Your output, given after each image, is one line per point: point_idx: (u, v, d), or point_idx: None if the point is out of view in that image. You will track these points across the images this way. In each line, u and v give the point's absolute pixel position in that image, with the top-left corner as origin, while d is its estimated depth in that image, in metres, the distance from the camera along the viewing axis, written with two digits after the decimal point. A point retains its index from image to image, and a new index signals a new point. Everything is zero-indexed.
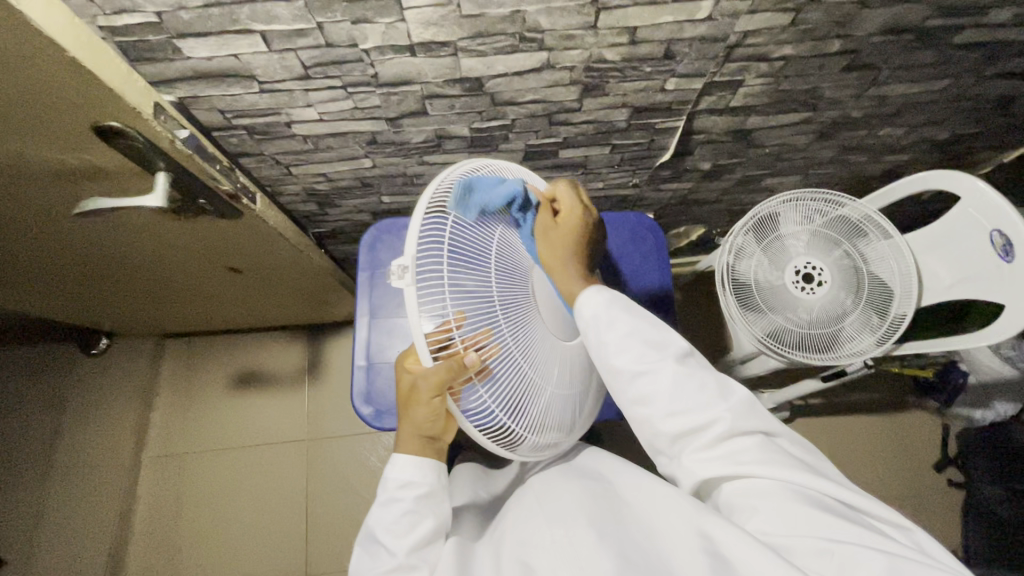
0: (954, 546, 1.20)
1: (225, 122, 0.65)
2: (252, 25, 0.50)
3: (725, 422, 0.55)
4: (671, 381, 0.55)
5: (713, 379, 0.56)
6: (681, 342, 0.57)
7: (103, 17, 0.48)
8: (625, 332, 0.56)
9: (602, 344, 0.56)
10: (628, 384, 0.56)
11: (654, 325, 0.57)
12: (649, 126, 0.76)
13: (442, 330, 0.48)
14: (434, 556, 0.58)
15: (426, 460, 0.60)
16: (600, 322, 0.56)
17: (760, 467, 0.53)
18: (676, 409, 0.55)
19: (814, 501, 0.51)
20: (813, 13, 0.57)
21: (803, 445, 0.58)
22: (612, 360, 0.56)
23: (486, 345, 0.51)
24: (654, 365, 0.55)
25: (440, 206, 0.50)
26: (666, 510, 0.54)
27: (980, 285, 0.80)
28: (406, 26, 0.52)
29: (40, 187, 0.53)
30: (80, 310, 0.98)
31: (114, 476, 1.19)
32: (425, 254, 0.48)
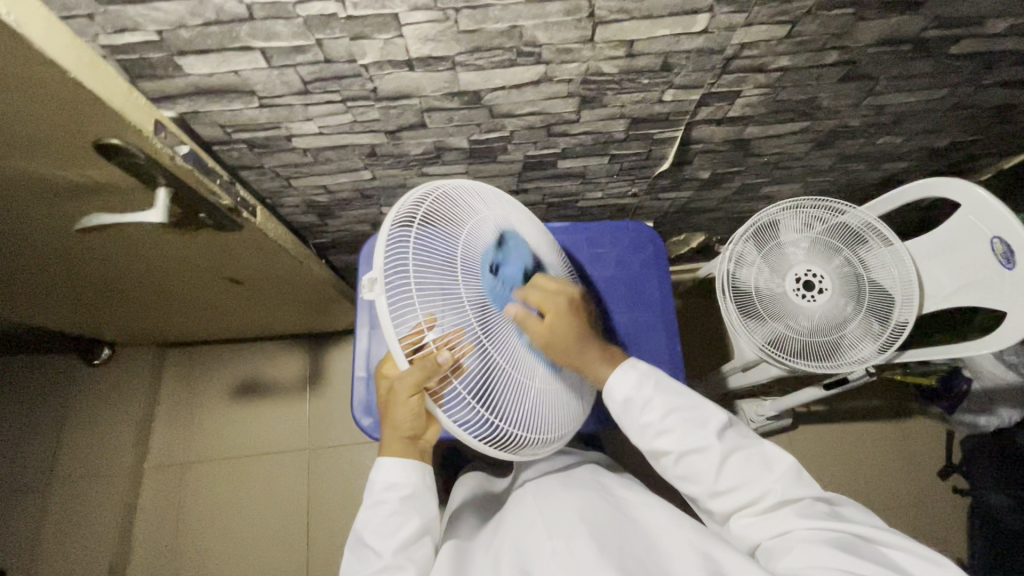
0: (960, 554, 1.19)
1: (226, 136, 0.66)
2: (252, 42, 0.51)
3: (767, 488, 0.56)
4: (715, 454, 0.58)
5: (756, 450, 0.59)
6: (721, 416, 0.61)
7: (105, 36, 0.49)
8: (664, 411, 0.60)
9: (645, 426, 0.60)
10: (674, 459, 0.60)
11: (693, 401, 0.61)
12: (648, 136, 0.76)
13: (414, 333, 0.50)
14: (423, 554, 0.57)
15: (413, 460, 0.60)
16: (639, 405, 0.60)
17: (797, 521, 0.53)
18: (718, 481, 0.58)
19: (844, 542, 0.50)
20: (810, 25, 0.58)
21: (862, 513, 0.56)
22: (654, 440, 0.60)
23: (460, 344, 0.52)
24: (697, 439, 0.58)
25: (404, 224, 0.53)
26: (671, 530, 0.55)
27: (982, 292, 0.80)
28: (404, 42, 0.53)
29: (41, 202, 0.54)
30: (82, 321, 0.99)
31: (115, 486, 1.19)
32: (390, 267, 0.51)
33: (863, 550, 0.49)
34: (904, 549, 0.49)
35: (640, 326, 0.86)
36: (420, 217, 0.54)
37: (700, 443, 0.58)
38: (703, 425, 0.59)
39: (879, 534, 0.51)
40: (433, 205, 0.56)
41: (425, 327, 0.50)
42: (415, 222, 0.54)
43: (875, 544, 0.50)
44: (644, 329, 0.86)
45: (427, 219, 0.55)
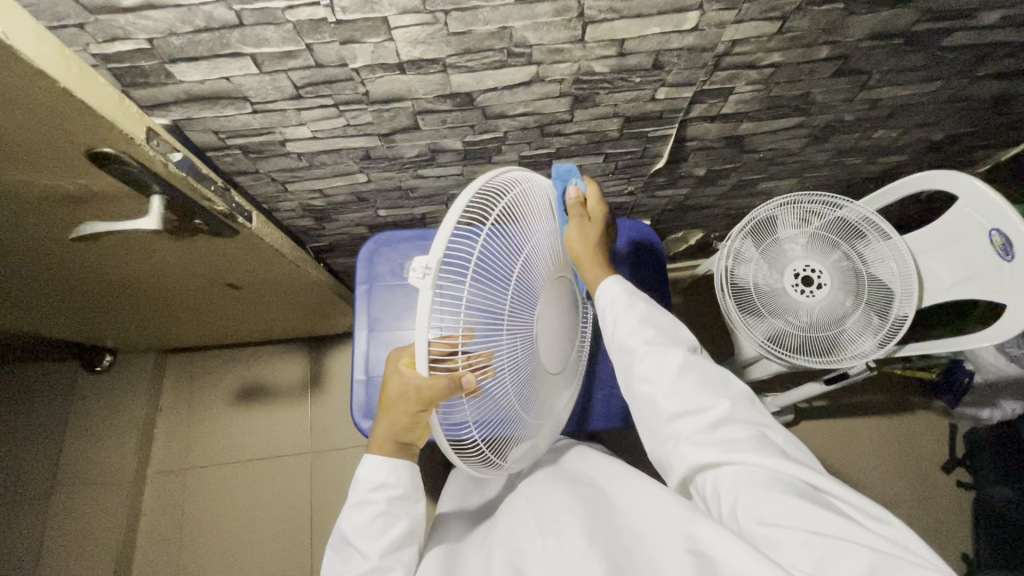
0: (963, 548, 1.18)
1: (220, 142, 0.66)
2: (243, 48, 0.51)
3: (722, 406, 0.56)
4: (679, 360, 0.58)
5: (719, 372, 0.60)
6: (689, 335, 0.62)
7: (96, 45, 0.49)
8: (638, 317, 0.61)
9: (616, 329, 0.62)
10: (636, 355, 0.59)
11: (667, 317, 0.63)
12: (641, 135, 0.76)
13: (450, 340, 0.44)
14: (407, 556, 0.58)
15: (398, 462, 0.59)
16: (619, 305, 0.62)
17: (751, 457, 0.53)
18: (679, 386, 0.57)
19: (794, 487, 0.50)
20: (799, 21, 0.58)
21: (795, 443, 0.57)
22: (626, 333, 0.60)
23: (483, 367, 0.48)
24: (664, 342, 0.59)
25: (477, 214, 0.46)
26: (653, 513, 0.53)
27: (981, 285, 0.80)
28: (395, 45, 0.53)
29: (37, 211, 0.54)
30: (83, 329, 1.00)
31: (118, 493, 1.19)
32: (452, 258, 0.44)
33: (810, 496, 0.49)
34: (842, 497, 0.50)
35: None
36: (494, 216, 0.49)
37: (669, 350, 0.59)
38: (677, 334, 0.61)
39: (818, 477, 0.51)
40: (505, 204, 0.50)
41: (462, 339, 0.45)
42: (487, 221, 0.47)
43: (812, 485, 0.51)
44: None
45: (496, 222, 0.49)
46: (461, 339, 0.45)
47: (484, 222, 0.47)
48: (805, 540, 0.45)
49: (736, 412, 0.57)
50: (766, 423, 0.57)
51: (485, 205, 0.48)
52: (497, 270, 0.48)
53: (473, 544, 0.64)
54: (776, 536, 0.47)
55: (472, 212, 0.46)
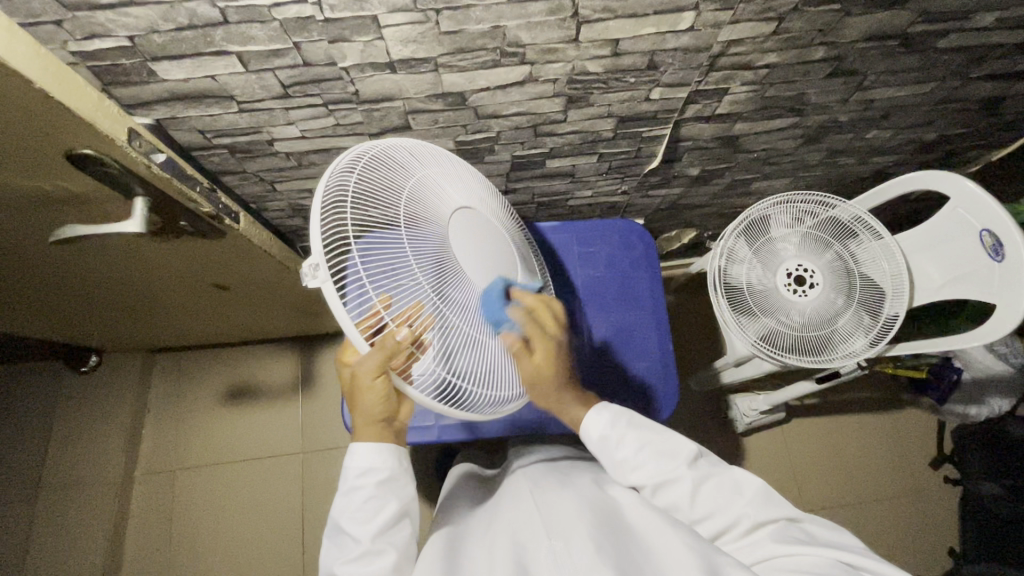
0: (951, 542, 1.20)
1: (205, 141, 0.64)
2: (228, 46, 0.50)
3: (741, 510, 0.57)
4: (689, 483, 0.59)
5: (729, 475, 0.60)
6: (689, 446, 0.63)
7: (75, 42, 0.47)
8: (636, 446, 0.62)
9: (619, 467, 0.62)
10: (649, 492, 0.61)
11: (662, 435, 0.63)
12: (636, 135, 0.75)
13: (370, 316, 0.47)
14: (400, 538, 0.57)
15: (386, 445, 0.57)
16: (614, 443, 0.62)
17: (778, 548, 0.53)
18: (695, 508, 0.59)
19: (826, 565, 0.49)
20: (795, 22, 0.57)
21: (831, 526, 0.56)
22: (630, 474, 0.61)
23: (420, 319, 0.49)
24: (667, 469, 0.60)
25: (338, 192, 0.49)
26: (665, 528, 0.54)
27: (971, 284, 0.80)
28: (385, 44, 0.51)
29: (16, 214, 0.52)
30: (67, 330, 0.98)
31: (106, 494, 1.17)
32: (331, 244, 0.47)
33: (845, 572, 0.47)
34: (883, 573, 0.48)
35: (632, 325, 0.86)
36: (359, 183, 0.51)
37: (676, 476, 0.60)
38: (677, 455, 0.61)
39: (862, 560, 0.49)
40: (370, 166, 0.52)
41: (381, 308, 0.47)
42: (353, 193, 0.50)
43: (854, 566, 0.49)
44: (636, 327, 0.86)
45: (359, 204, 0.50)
46: (381, 307, 0.48)
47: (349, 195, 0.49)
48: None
49: (755, 509, 0.57)
50: (791, 510, 0.57)
51: (342, 195, 0.49)
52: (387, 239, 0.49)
53: (472, 536, 0.62)
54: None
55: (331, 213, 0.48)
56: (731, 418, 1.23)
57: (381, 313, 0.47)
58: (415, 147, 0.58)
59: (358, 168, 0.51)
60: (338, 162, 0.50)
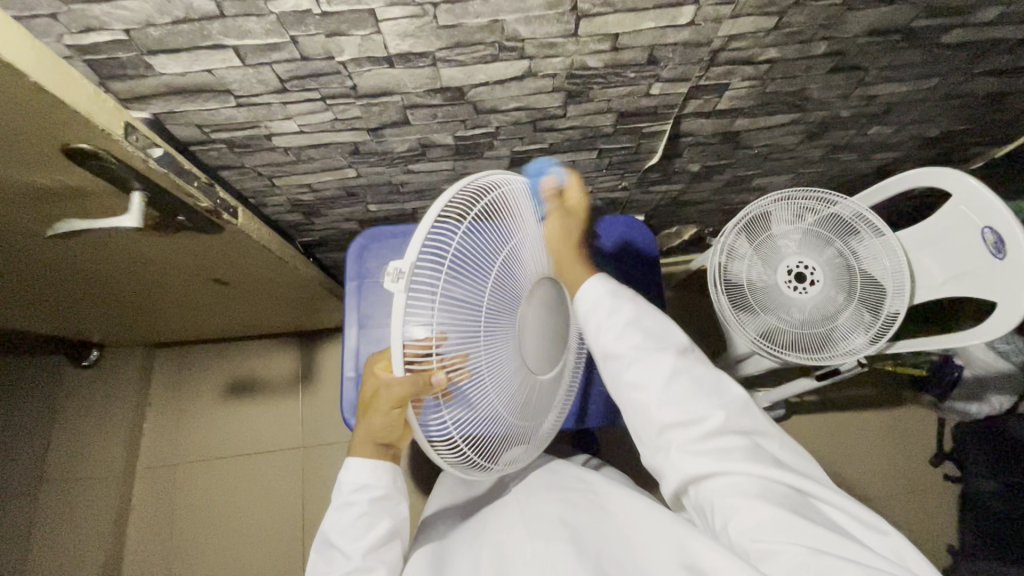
0: (948, 540, 1.20)
1: (204, 136, 0.64)
2: (225, 40, 0.49)
3: (716, 417, 0.54)
4: (670, 368, 0.56)
5: (709, 374, 0.57)
6: (682, 338, 0.59)
7: (70, 36, 0.47)
8: (627, 321, 0.58)
9: (602, 330, 0.59)
10: (626, 363, 0.57)
11: (657, 321, 0.59)
12: (635, 130, 0.75)
13: (421, 344, 0.44)
14: (391, 555, 0.56)
15: (381, 463, 0.58)
16: (605, 313, 0.59)
17: (744, 465, 0.51)
18: (669, 394, 0.55)
19: (787, 497, 0.49)
20: (797, 16, 0.57)
21: (789, 446, 0.55)
22: (612, 341, 0.57)
23: (459, 369, 0.47)
24: (653, 348, 0.57)
25: (456, 210, 0.47)
26: (647, 524, 0.55)
27: (973, 281, 0.80)
28: (382, 38, 0.51)
29: (13, 208, 0.52)
30: (67, 325, 0.98)
31: (108, 488, 1.18)
32: (426, 255, 0.45)
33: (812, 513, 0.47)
34: (831, 502, 0.50)
35: None
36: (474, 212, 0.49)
37: (660, 359, 0.56)
38: (664, 341, 0.58)
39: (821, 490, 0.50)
40: (491, 198, 0.52)
41: (434, 343, 0.44)
42: (464, 218, 0.48)
43: (806, 492, 0.51)
44: None
45: (477, 227, 0.50)
46: (434, 342, 0.44)
47: (462, 219, 0.48)
48: (799, 555, 0.44)
49: (728, 416, 0.55)
50: (760, 427, 0.55)
51: (466, 207, 0.49)
52: (479, 273, 0.49)
53: (463, 541, 0.63)
54: (772, 547, 0.45)
55: (453, 215, 0.47)
56: None
57: (432, 347, 0.44)
58: (529, 202, 0.59)
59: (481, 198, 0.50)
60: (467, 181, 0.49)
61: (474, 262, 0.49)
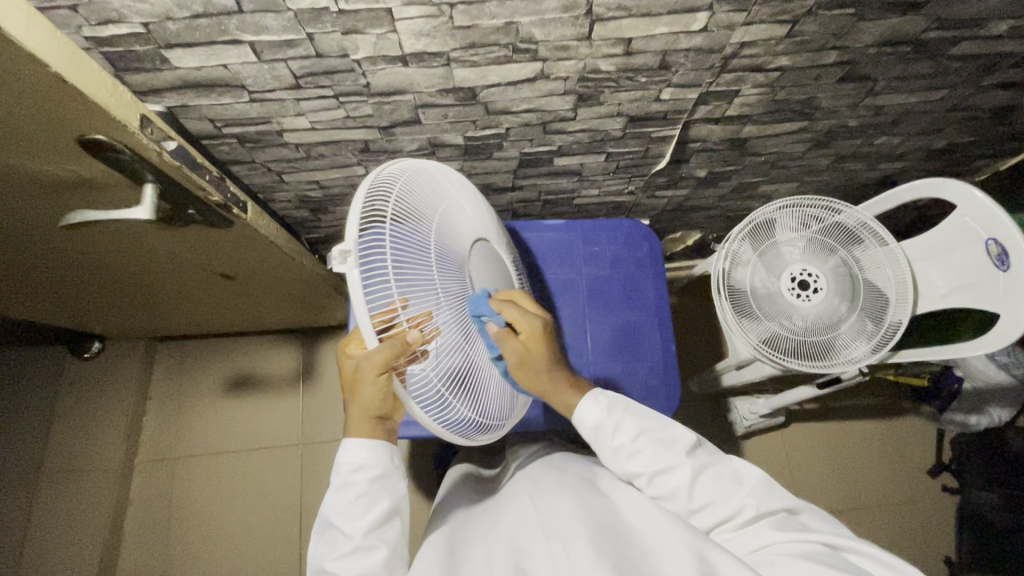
0: (945, 550, 1.20)
1: (215, 130, 0.65)
2: (242, 35, 0.50)
3: (742, 503, 0.57)
4: (687, 473, 0.58)
5: (727, 464, 0.60)
6: (688, 436, 0.61)
7: (89, 28, 0.47)
8: (636, 434, 0.60)
9: (619, 450, 0.60)
10: (647, 480, 0.59)
11: (662, 423, 0.62)
12: (644, 135, 0.75)
13: (387, 310, 0.45)
14: (392, 534, 0.57)
15: (378, 442, 0.57)
16: (611, 429, 0.60)
17: (776, 537, 0.54)
18: (694, 498, 0.58)
19: (822, 554, 0.50)
20: (809, 25, 0.57)
21: (822, 517, 0.57)
22: (627, 462, 0.60)
23: (429, 327, 0.48)
24: (667, 458, 0.58)
25: (377, 206, 0.47)
26: (663, 528, 0.54)
27: (976, 293, 0.80)
28: (398, 37, 0.51)
29: (26, 197, 0.52)
30: (72, 316, 0.98)
31: (106, 481, 1.17)
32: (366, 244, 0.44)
33: (846, 561, 0.49)
34: (866, 555, 0.50)
35: (639, 321, 0.86)
36: (395, 205, 0.49)
37: (676, 465, 0.58)
38: (675, 445, 0.60)
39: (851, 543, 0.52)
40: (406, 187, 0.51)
41: (399, 306, 0.45)
42: (390, 213, 0.47)
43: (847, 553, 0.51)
44: (639, 326, 0.86)
45: (401, 208, 0.50)
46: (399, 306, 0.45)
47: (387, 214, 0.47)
48: None
49: (753, 497, 0.57)
50: (791, 501, 0.58)
51: (386, 191, 0.48)
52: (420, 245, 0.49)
53: (469, 539, 0.61)
54: None
55: (373, 206, 0.47)
56: (730, 420, 1.23)
57: (398, 310, 0.45)
58: (453, 185, 0.58)
59: (397, 188, 0.50)
60: (378, 175, 0.49)
61: (414, 245, 0.48)
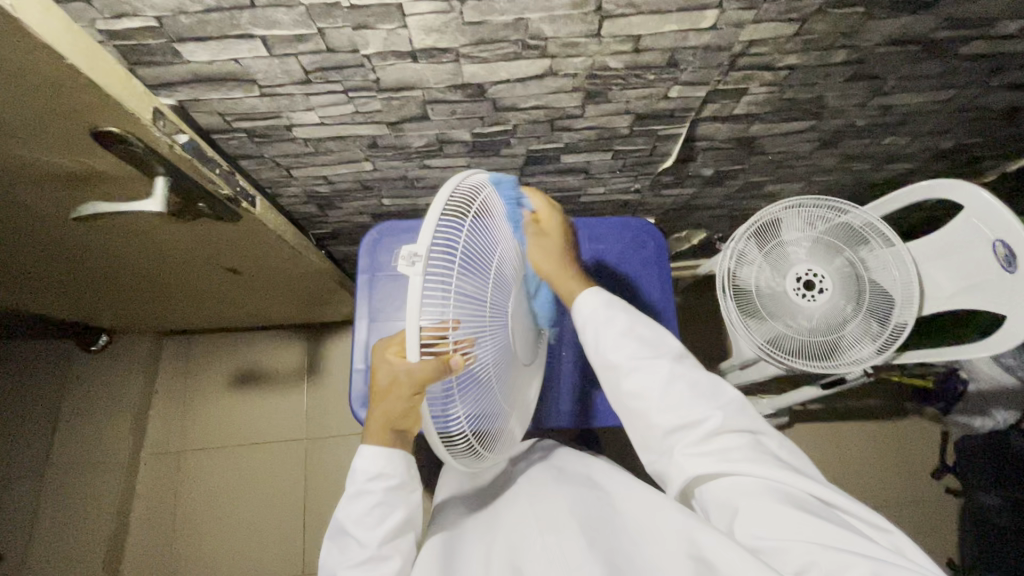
0: (948, 553, 1.20)
1: (225, 125, 0.65)
2: (253, 29, 0.50)
3: (716, 419, 0.56)
4: (668, 373, 0.57)
5: (708, 378, 0.59)
6: (674, 345, 0.60)
7: (103, 21, 0.48)
8: (624, 329, 0.59)
9: (600, 344, 0.60)
10: (624, 374, 0.58)
11: (652, 328, 0.61)
12: (651, 132, 0.75)
13: (438, 326, 0.43)
14: (405, 544, 0.57)
15: (395, 451, 0.57)
16: (601, 320, 0.60)
17: (749, 466, 0.53)
18: (669, 401, 0.56)
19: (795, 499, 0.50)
20: (818, 24, 0.57)
21: (789, 446, 0.57)
22: (609, 353, 0.59)
23: (466, 353, 0.47)
24: (652, 358, 0.58)
25: (457, 206, 0.46)
26: (653, 515, 0.53)
27: (983, 294, 0.80)
28: (408, 32, 0.52)
29: (39, 189, 0.53)
30: (79, 311, 1.00)
31: (112, 473, 1.18)
32: (439, 243, 0.43)
33: (818, 509, 0.49)
34: (846, 507, 0.50)
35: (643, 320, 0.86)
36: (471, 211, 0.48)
37: (658, 362, 0.57)
38: (661, 349, 0.59)
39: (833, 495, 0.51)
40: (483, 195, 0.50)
41: (450, 326, 0.43)
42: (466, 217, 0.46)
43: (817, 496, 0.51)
44: None
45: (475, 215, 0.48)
46: (450, 325, 0.44)
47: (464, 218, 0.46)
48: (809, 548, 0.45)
49: (728, 416, 0.57)
50: (762, 428, 0.57)
51: (467, 196, 0.47)
52: (477, 266, 0.48)
53: (472, 536, 0.62)
54: (780, 545, 0.47)
55: (451, 208, 0.45)
56: None
57: (449, 329, 0.43)
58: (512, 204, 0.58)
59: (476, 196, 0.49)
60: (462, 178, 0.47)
61: (476, 259, 0.48)
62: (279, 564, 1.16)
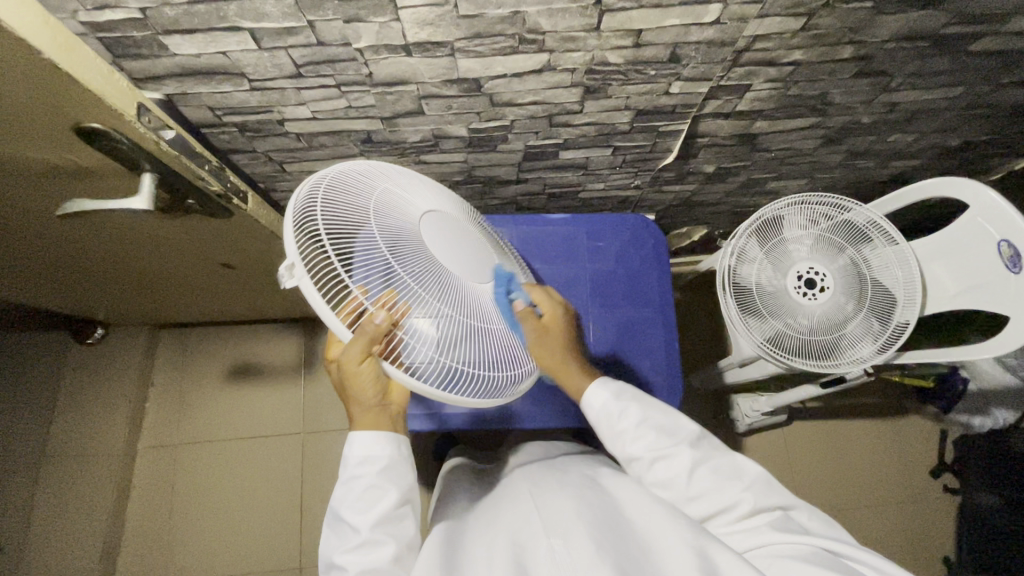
0: (944, 551, 1.20)
1: (216, 119, 0.64)
2: (241, 22, 0.48)
3: (742, 498, 0.56)
4: (689, 460, 0.58)
5: (729, 457, 0.60)
6: (693, 428, 0.61)
7: (85, 12, 0.46)
8: (640, 420, 0.61)
9: (621, 440, 0.61)
10: (646, 464, 0.59)
11: (666, 414, 0.62)
12: (652, 129, 0.74)
13: (350, 300, 0.49)
14: (402, 532, 0.56)
15: (384, 431, 0.57)
16: (616, 414, 0.62)
17: (774, 537, 0.53)
18: (692, 487, 0.58)
19: (817, 554, 0.49)
20: (825, 18, 0.55)
21: (823, 518, 0.56)
22: (627, 446, 0.61)
23: (398, 305, 0.50)
24: (671, 447, 0.59)
25: (311, 208, 0.50)
26: (661, 526, 0.53)
27: (988, 295, 0.78)
28: (401, 26, 0.50)
29: (22, 186, 0.52)
30: (73, 304, 0.99)
31: (109, 467, 1.18)
32: (305, 246, 0.48)
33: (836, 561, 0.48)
34: (868, 562, 0.48)
35: (641, 318, 0.85)
36: (330, 203, 0.51)
37: (676, 453, 0.59)
38: (678, 435, 0.60)
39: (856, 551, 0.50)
40: (341, 185, 0.54)
41: (360, 294, 0.49)
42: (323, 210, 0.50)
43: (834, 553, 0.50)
44: (641, 323, 0.85)
45: (339, 206, 0.52)
46: (360, 294, 0.49)
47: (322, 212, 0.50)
48: None
49: (753, 493, 0.57)
50: (789, 499, 0.57)
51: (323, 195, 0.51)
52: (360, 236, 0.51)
53: (472, 532, 0.61)
54: None
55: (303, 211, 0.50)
56: (732, 417, 1.22)
57: (361, 298, 0.49)
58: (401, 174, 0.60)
59: (333, 190, 0.53)
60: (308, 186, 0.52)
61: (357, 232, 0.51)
62: (277, 559, 1.16)
